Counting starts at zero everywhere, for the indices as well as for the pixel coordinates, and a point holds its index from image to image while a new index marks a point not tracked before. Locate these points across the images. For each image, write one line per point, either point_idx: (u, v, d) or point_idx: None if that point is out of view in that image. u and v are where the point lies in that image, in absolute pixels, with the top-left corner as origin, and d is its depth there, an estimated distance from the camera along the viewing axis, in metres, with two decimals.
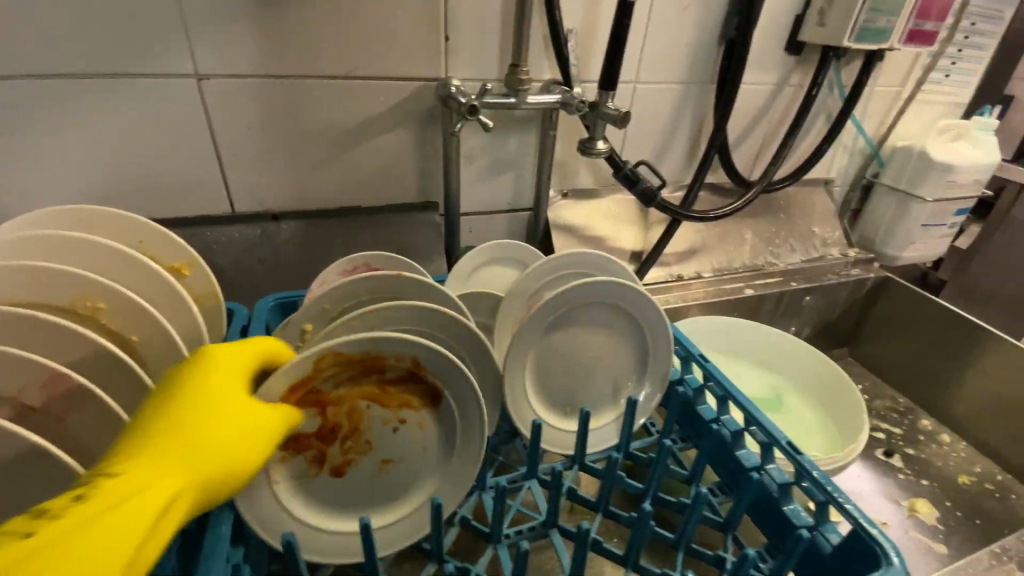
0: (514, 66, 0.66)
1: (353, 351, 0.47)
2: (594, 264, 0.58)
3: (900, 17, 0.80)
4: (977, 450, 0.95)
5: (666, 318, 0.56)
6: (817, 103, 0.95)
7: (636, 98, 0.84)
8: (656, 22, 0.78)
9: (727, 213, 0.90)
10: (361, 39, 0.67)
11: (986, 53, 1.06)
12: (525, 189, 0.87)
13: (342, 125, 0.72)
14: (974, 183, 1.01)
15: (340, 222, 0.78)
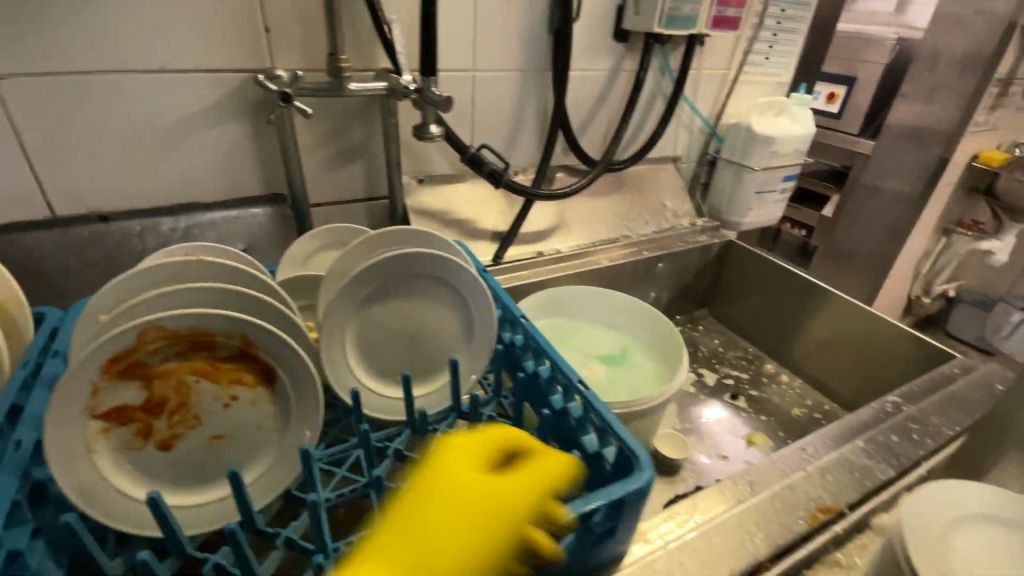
0: (332, 55, 0.68)
1: (178, 326, 0.46)
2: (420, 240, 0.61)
3: (702, 5, 0.89)
4: (808, 385, 1.09)
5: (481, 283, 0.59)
6: (651, 86, 1.04)
7: (477, 86, 0.88)
8: (483, 13, 0.82)
9: (574, 191, 0.97)
10: (174, 33, 0.67)
11: (799, 37, 1.18)
12: (378, 178, 0.89)
13: (168, 120, 0.71)
14: (793, 152, 1.14)
15: (180, 219, 0.77)
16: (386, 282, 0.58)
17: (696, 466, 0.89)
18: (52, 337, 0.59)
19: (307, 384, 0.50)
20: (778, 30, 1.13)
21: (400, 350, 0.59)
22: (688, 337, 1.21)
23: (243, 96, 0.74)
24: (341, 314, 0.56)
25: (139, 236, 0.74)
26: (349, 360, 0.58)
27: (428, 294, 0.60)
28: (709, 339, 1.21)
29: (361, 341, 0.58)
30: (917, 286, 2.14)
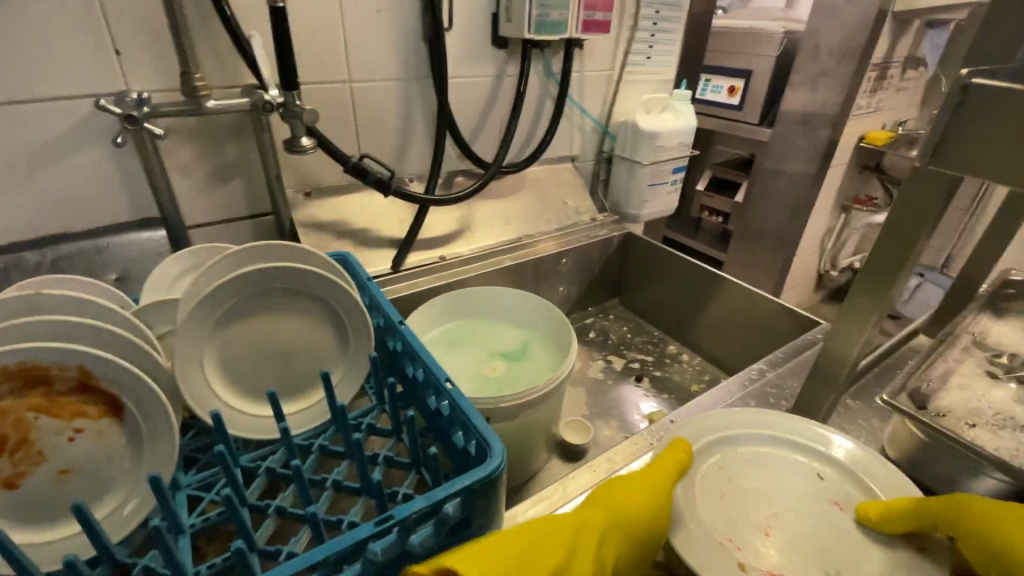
0: (184, 74, 0.68)
1: (4, 362, 0.44)
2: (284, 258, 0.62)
3: (569, 10, 0.94)
4: (709, 363, 1.16)
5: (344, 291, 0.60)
6: (537, 89, 1.08)
7: (357, 98, 0.89)
8: (353, 25, 0.83)
9: (467, 195, 0.99)
10: (8, 58, 0.64)
11: (678, 36, 1.26)
12: (263, 195, 0.88)
13: (14, 150, 0.68)
14: (679, 145, 1.21)
15: (41, 251, 0.73)
16: (244, 300, 0.58)
17: (601, 449, 0.93)
18: None
19: (159, 410, 0.49)
20: (655, 31, 1.20)
21: (263, 367, 0.60)
22: (599, 327, 1.26)
23: (99, 120, 0.71)
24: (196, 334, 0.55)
25: None
26: (211, 380, 0.57)
27: (291, 309, 0.61)
28: (618, 327, 1.26)
29: (221, 361, 0.58)
30: (825, 261, 2.30)
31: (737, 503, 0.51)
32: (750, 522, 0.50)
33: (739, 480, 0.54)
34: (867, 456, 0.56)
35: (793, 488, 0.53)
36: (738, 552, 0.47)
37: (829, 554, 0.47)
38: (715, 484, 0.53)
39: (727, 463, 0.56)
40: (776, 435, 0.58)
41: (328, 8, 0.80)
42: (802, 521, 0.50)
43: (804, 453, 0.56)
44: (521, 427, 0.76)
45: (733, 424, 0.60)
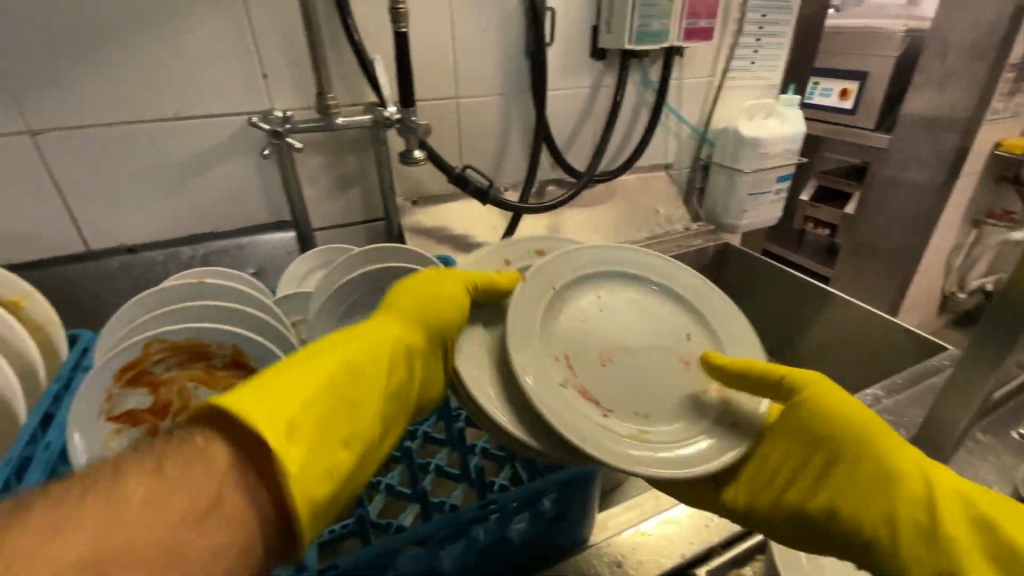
0: (320, 95, 0.76)
1: (178, 338, 0.53)
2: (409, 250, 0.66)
3: (672, 19, 0.93)
4: None
5: None
6: (634, 99, 1.08)
7: (462, 111, 0.94)
8: (462, 44, 0.89)
9: (560, 202, 1.01)
10: (184, 85, 0.75)
11: (787, 40, 1.19)
12: (376, 201, 0.96)
13: (183, 161, 0.80)
14: (785, 152, 1.15)
15: (196, 247, 0.85)
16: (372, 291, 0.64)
17: None
18: (83, 355, 0.67)
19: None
20: (760, 35, 1.15)
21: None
22: None
23: (248, 136, 0.82)
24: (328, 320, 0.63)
25: (162, 264, 0.83)
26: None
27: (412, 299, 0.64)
28: None
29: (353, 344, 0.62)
30: (951, 281, 2.05)
31: (590, 329, 0.59)
32: (595, 350, 0.58)
33: (608, 315, 0.61)
34: (730, 314, 0.64)
35: (644, 330, 0.61)
36: (569, 366, 0.54)
37: (636, 387, 0.56)
38: (587, 312, 0.60)
39: (606, 300, 0.62)
40: (680, 294, 0.65)
41: (441, 29, 0.86)
42: (643, 358, 0.59)
43: (672, 305, 0.65)
44: None
45: (613, 263, 0.65)
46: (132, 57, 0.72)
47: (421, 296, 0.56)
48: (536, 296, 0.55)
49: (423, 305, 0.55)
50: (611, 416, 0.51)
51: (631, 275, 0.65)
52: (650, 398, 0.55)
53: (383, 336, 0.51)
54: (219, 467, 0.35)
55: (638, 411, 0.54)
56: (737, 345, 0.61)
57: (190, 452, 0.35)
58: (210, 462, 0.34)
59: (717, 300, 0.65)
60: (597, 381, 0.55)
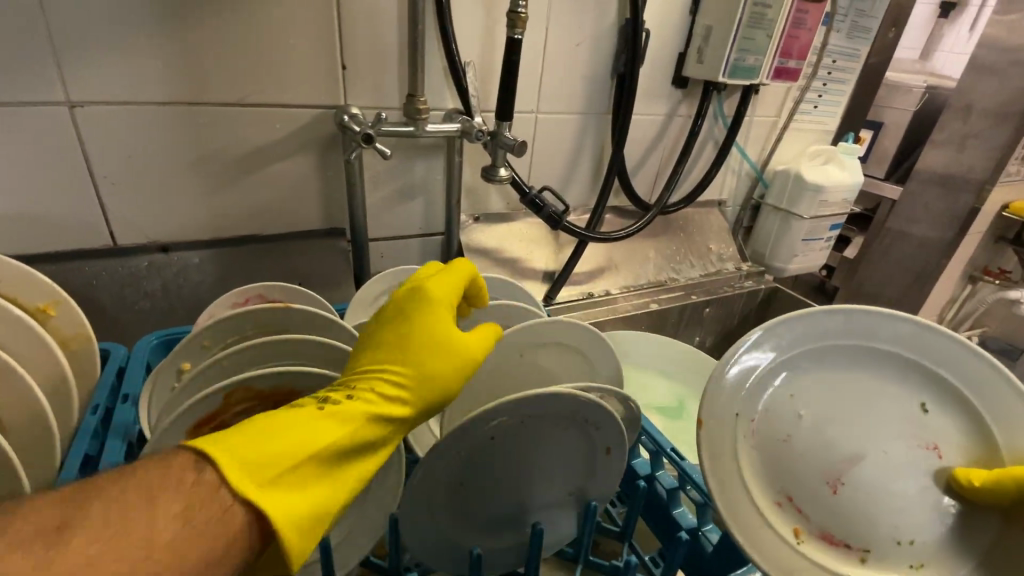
0: (411, 97, 0.69)
1: (264, 385, 0.43)
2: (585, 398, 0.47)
3: (767, 56, 0.90)
4: None
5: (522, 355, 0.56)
6: (705, 131, 1.04)
7: (539, 127, 0.88)
8: (551, 57, 0.82)
9: (628, 234, 0.95)
10: (255, 67, 0.66)
11: (847, 86, 1.19)
12: (436, 215, 0.88)
13: (240, 151, 0.70)
14: (842, 202, 1.13)
15: (251, 249, 0.76)
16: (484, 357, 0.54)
17: None
18: (117, 375, 0.57)
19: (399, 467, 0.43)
20: (827, 80, 1.14)
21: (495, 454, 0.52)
22: None
23: (317, 131, 0.73)
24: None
25: (197, 268, 0.73)
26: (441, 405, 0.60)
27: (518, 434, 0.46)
28: None
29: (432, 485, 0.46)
30: None
31: (812, 427, 0.47)
32: (818, 474, 0.45)
33: (822, 419, 0.47)
34: (981, 375, 0.45)
35: (870, 417, 0.46)
36: (798, 510, 0.45)
37: (875, 513, 0.44)
38: (784, 428, 0.47)
39: (800, 397, 0.48)
40: (899, 356, 0.47)
41: (533, 38, 0.79)
42: (879, 462, 0.45)
43: (899, 376, 0.47)
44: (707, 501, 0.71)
45: (805, 338, 0.48)
46: (204, 31, 0.62)
47: (440, 333, 0.47)
48: (729, 445, 0.46)
49: (439, 354, 0.46)
50: (868, 560, 0.43)
51: (828, 351, 0.49)
52: (894, 514, 0.43)
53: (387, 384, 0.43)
54: (234, 528, 0.32)
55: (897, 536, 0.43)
56: (1002, 414, 0.44)
57: (193, 500, 0.32)
58: (223, 524, 0.32)
59: (973, 363, 0.45)
60: (833, 501, 0.45)
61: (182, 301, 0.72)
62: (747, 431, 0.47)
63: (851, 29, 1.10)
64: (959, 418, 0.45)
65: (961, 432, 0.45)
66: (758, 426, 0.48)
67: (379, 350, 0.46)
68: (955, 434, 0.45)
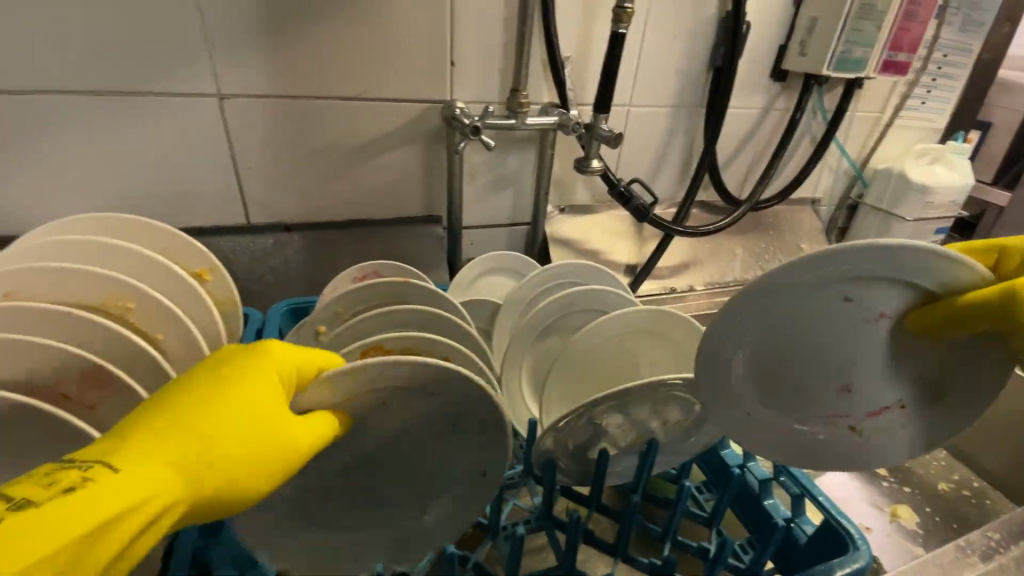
0: (514, 91, 0.73)
1: (394, 346, 0.48)
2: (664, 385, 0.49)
3: (877, 48, 0.86)
4: (957, 460, 0.98)
5: (621, 335, 0.57)
6: (802, 126, 1.00)
7: (630, 121, 0.89)
8: (648, 52, 0.83)
9: (716, 230, 0.94)
10: (375, 64, 0.72)
11: (956, 85, 1.10)
12: (524, 205, 0.92)
13: (355, 142, 0.77)
14: (950, 204, 1.06)
15: (361, 232, 0.83)
16: (582, 339, 0.56)
17: None
18: (256, 336, 0.65)
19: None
20: (935, 76, 1.06)
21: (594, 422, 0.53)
22: None
23: (424, 123, 0.78)
24: (537, 321, 0.61)
25: (313, 247, 0.80)
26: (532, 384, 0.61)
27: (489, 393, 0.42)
28: None
29: None
30: None
31: (795, 363, 0.45)
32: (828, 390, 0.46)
33: (793, 357, 0.44)
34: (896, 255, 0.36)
35: (841, 338, 0.42)
36: (841, 418, 0.47)
37: (887, 389, 0.45)
38: (776, 374, 0.46)
39: (768, 356, 0.45)
40: (807, 289, 0.39)
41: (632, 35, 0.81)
42: (865, 362, 0.43)
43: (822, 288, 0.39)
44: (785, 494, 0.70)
45: (730, 327, 0.42)
46: (335, 31, 0.69)
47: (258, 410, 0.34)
48: (738, 418, 0.49)
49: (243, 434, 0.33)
50: (908, 404, 0.46)
51: (757, 320, 0.42)
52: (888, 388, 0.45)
53: (173, 467, 0.30)
54: None
55: (919, 373, 0.45)
56: (923, 268, 0.37)
57: None
58: None
59: (895, 258, 0.36)
60: (854, 405, 0.46)
61: (300, 276, 0.80)
62: (749, 400, 0.48)
63: (964, 23, 1.02)
64: (892, 282, 0.39)
65: (912, 280, 0.38)
66: (746, 384, 0.47)
67: (156, 431, 0.31)
68: (900, 290, 0.39)
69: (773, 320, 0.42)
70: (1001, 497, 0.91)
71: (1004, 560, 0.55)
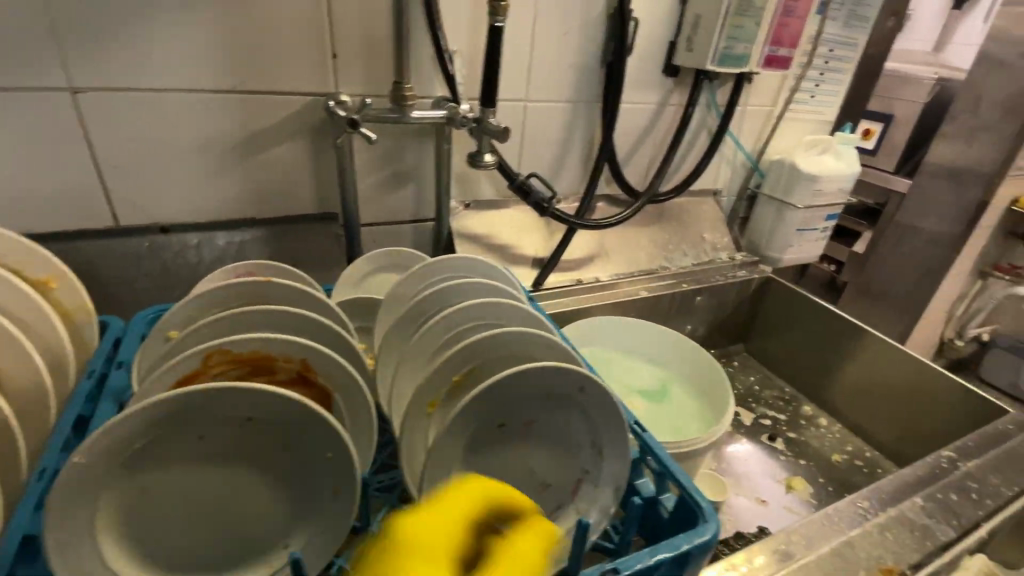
0: (396, 83, 0.70)
1: (242, 349, 0.46)
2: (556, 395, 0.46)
3: (755, 44, 0.91)
4: (849, 431, 1.06)
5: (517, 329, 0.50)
6: (697, 120, 1.05)
7: (528, 115, 0.89)
8: (540, 45, 0.84)
9: (617, 221, 0.96)
10: (248, 56, 0.69)
11: (845, 76, 1.18)
12: (427, 202, 0.90)
13: (234, 138, 0.73)
14: (838, 191, 1.13)
15: (248, 233, 0.79)
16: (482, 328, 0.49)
17: (736, 510, 0.87)
18: (113, 346, 0.61)
19: (342, 446, 0.42)
20: (824, 70, 1.14)
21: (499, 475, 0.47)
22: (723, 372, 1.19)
23: (305, 118, 0.76)
24: (424, 304, 0.57)
25: (195, 248, 0.76)
26: (433, 397, 0.47)
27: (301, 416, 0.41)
28: (745, 376, 1.19)
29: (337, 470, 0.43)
30: (951, 329, 1.89)
31: (560, 440, 0.48)
32: (600, 450, 0.48)
33: (551, 444, 0.48)
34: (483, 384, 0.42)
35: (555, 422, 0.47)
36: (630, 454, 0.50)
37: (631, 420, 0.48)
38: (489, 439, 0.45)
39: (485, 421, 0.44)
40: (475, 421, 0.44)
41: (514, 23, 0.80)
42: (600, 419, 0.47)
43: (485, 410, 0.44)
44: None
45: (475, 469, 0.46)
46: (203, 19, 0.65)
47: None
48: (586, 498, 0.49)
49: None
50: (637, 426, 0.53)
51: (492, 440, 0.46)
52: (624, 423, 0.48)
53: None
54: None
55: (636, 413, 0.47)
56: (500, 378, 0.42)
57: None
58: None
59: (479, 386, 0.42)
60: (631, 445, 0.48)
61: (179, 281, 0.75)
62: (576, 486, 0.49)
63: (848, 18, 1.09)
64: (514, 387, 0.43)
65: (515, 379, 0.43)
66: (563, 477, 0.49)
67: None
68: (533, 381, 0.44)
69: (507, 431, 0.46)
70: (889, 464, 1.00)
71: (867, 527, 0.57)
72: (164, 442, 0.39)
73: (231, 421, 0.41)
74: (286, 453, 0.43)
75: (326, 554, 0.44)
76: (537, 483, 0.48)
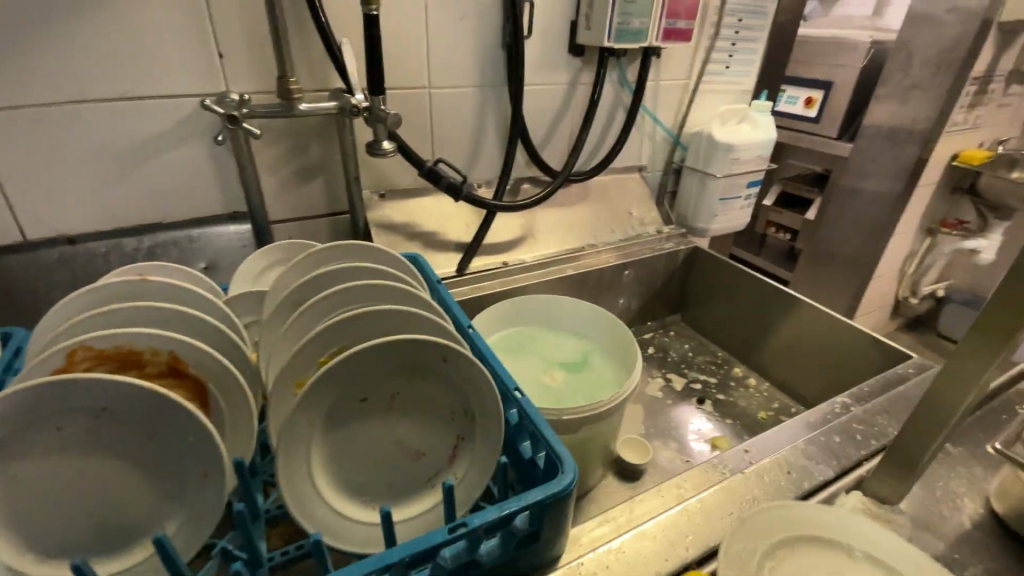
0: (279, 78, 0.72)
1: (104, 345, 0.47)
2: (412, 365, 0.48)
3: (651, 19, 0.93)
4: (776, 388, 1.10)
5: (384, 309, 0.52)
6: (611, 98, 1.07)
7: (434, 103, 0.90)
8: (436, 32, 0.85)
9: (534, 201, 0.98)
10: (131, 61, 0.69)
11: (760, 45, 1.21)
12: (340, 194, 0.92)
13: (129, 145, 0.74)
14: (756, 158, 1.16)
15: (154, 237, 0.79)
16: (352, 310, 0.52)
17: (661, 469, 0.91)
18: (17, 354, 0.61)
19: (204, 431, 0.44)
20: (736, 39, 1.15)
21: (369, 448, 0.48)
22: (659, 342, 1.23)
23: (201, 120, 0.76)
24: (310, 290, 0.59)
25: (103, 257, 0.77)
26: (301, 376, 0.49)
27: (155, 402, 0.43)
28: (679, 344, 1.23)
29: (202, 453, 0.45)
30: (905, 288, 1.93)
31: (427, 410, 0.50)
32: (467, 416, 0.50)
33: (419, 414, 0.50)
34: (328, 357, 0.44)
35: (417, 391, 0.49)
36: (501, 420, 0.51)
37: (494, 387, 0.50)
38: (352, 414, 0.47)
39: (345, 394, 0.47)
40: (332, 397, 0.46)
41: (397, 7, 0.80)
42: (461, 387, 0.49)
43: (342, 386, 0.46)
44: (585, 442, 0.74)
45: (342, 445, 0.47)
46: (75, 27, 0.65)
47: None
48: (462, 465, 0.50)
49: None
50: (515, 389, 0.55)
51: (356, 415, 0.48)
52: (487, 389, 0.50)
53: None
54: None
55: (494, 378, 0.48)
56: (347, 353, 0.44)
57: None
58: None
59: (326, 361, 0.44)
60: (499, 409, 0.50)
61: None
62: (451, 454, 0.51)
63: None
64: (364, 360, 0.46)
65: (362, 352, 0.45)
66: (437, 446, 0.50)
67: None
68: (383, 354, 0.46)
69: (370, 404, 0.48)
70: None
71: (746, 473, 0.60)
72: (16, 436, 0.41)
73: (85, 413, 0.42)
74: (147, 442, 0.44)
75: (201, 535, 0.46)
76: (410, 452, 0.49)
